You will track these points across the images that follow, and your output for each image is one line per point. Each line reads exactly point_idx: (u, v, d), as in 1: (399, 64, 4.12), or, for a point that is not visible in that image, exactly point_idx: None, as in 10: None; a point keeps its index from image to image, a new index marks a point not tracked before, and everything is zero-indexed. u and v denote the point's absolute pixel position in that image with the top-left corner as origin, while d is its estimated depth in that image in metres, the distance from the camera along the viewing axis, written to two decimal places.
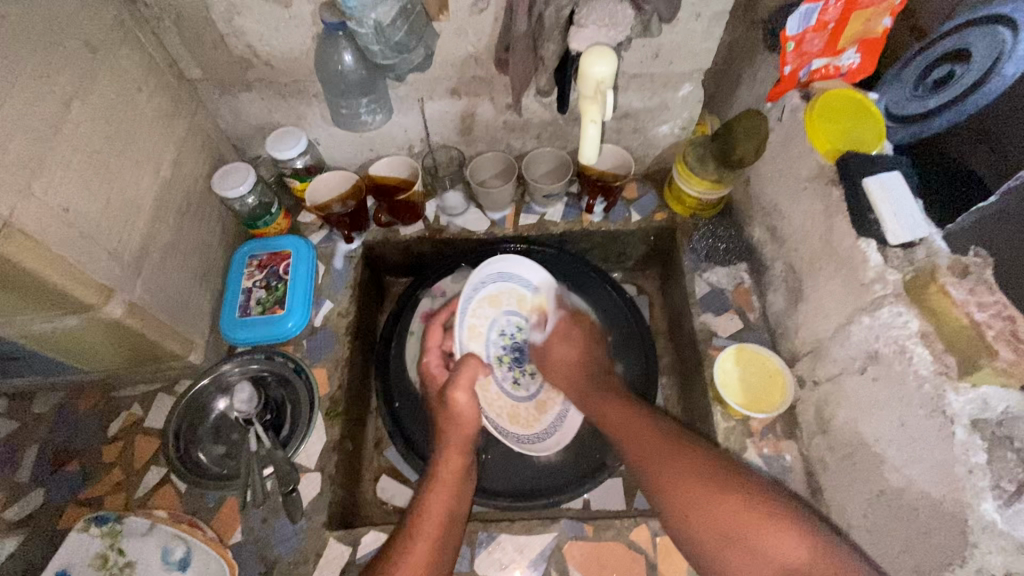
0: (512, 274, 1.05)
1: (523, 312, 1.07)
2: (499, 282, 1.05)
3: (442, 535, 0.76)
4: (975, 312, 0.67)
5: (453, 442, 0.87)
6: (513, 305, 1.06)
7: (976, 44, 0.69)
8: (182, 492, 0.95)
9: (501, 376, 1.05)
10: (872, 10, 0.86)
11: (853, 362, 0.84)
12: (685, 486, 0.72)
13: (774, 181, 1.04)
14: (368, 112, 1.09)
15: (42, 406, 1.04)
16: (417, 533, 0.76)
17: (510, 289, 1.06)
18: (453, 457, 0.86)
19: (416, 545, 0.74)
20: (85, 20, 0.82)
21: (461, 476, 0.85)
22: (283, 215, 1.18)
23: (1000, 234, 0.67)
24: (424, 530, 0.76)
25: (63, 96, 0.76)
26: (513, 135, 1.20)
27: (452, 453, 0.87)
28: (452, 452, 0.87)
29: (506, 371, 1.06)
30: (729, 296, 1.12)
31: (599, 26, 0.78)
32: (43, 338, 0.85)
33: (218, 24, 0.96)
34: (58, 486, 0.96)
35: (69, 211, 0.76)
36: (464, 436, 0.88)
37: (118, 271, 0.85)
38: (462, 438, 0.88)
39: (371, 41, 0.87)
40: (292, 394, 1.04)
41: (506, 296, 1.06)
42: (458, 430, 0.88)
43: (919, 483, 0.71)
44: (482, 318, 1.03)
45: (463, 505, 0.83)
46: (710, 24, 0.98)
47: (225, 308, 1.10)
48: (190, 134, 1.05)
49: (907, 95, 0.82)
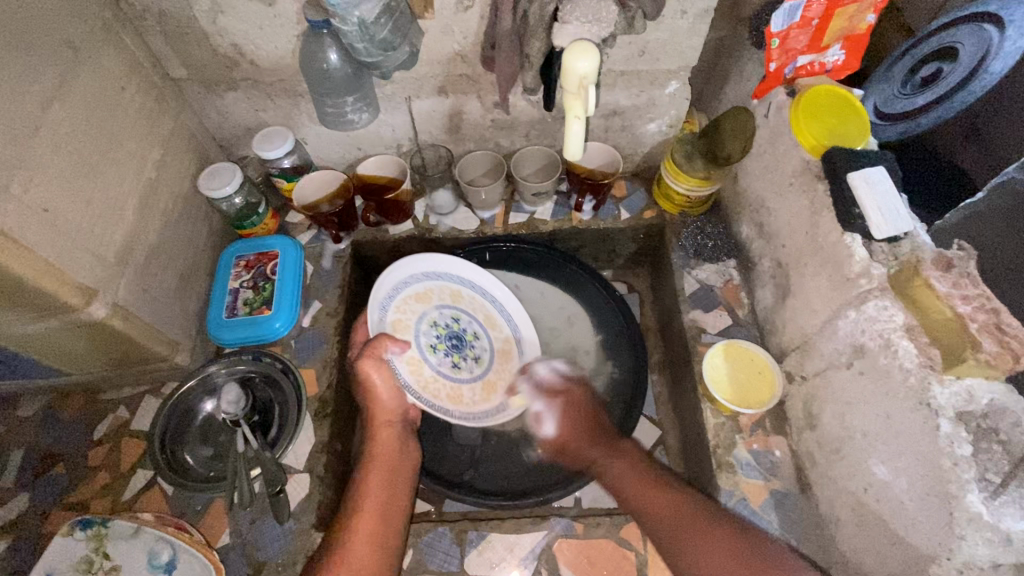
0: (444, 272, 1.02)
1: (460, 305, 1.04)
2: (428, 280, 1.00)
3: (383, 509, 0.80)
4: (959, 305, 0.68)
5: (380, 419, 0.89)
6: (446, 300, 1.03)
7: (965, 42, 0.80)
8: (169, 495, 0.95)
9: (437, 363, 1.00)
10: (855, 7, 0.90)
11: (839, 356, 0.85)
12: (673, 521, 0.75)
13: (761, 178, 1.04)
14: (354, 111, 1.09)
15: (27, 409, 1.03)
16: (357, 511, 0.79)
17: (443, 285, 1.03)
18: (381, 433, 0.89)
19: (353, 537, 0.76)
20: (66, 19, 0.81)
21: (393, 449, 0.88)
22: (270, 216, 1.17)
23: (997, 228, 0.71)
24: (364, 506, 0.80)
25: (44, 94, 0.76)
26: (501, 134, 1.20)
27: (381, 427, 0.89)
28: (379, 427, 0.89)
29: (442, 359, 1.01)
30: (718, 293, 1.12)
31: (583, 22, 0.77)
32: (26, 340, 0.84)
33: (202, 23, 0.96)
34: (44, 490, 0.95)
35: (50, 210, 0.75)
36: (387, 413, 0.90)
37: (101, 271, 0.84)
38: (386, 412, 0.90)
39: (355, 39, 0.86)
40: (280, 395, 1.03)
41: (439, 292, 1.02)
42: (381, 406, 0.90)
43: (904, 477, 0.72)
44: (410, 313, 0.98)
45: (403, 475, 0.87)
46: (696, 21, 0.99)
47: (212, 308, 1.09)
48: (175, 133, 1.04)
49: (895, 92, 0.91)
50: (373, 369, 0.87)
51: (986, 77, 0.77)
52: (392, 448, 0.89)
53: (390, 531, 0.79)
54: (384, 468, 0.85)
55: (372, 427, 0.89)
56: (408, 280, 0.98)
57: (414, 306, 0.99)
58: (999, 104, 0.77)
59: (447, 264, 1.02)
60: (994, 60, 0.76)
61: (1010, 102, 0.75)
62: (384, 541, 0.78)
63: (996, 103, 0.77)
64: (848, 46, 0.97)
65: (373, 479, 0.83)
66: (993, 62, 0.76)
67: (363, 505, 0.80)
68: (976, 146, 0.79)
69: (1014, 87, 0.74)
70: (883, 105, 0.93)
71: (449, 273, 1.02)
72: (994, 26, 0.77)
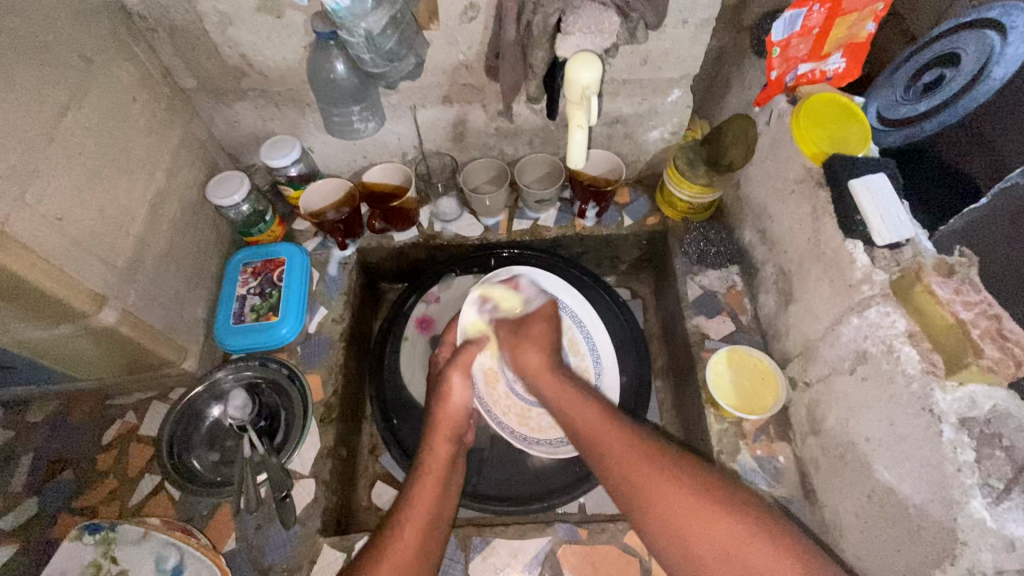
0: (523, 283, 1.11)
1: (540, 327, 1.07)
2: (506, 290, 1.07)
3: (428, 523, 0.80)
4: (961, 311, 0.69)
5: (438, 432, 0.91)
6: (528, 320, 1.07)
7: (967, 48, 0.80)
8: (176, 499, 0.95)
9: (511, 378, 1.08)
10: (856, 15, 0.89)
11: (842, 362, 0.85)
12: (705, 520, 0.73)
13: (763, 185, 1.05)
14: (360, 120, 1.08)
15: (36, 415, 1.04)
16: (404, 519, 0.79)
17: (523, 301, 1.08)
18: (439, 447, 0.90)
19: (401, 540, 0.77)
20: (80, 32, 0.83)
21: (444, 467, 0.88)
22: (277, 223, 1.18)
23: (995, 237, 0.71)
24: (411, 515, 0.80)
25: (57, 106, 0.77)
26: (504, 142, 1.21)
27: (438, 442, 0.90)
28: (438, 442, 0.90)
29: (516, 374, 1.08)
30: (721, 299, 1.12)
31: (586, 33, 0.79)
32: (38, 346, 0.85)
33: (211, 35, 0.98)
34: (53, 495, 0.96)
35: (62, 218, 0.77)
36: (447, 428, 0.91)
37: (111, 278, 0.85)
38: (445, 427, 0.92)
39: (362, 50, 0.88)
40: (286, 400, 1.04)
41: (511, 306, 1.06)
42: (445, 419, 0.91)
43: (908, 482, 0.72)
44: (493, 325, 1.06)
45: (449, 494, 0.87)
46: (697, 30, 1.00)
47: (220, 314, 1.10)
48: (184, 142, 1.06)
49: (898, 99, 0.92)
50: (457, 381, 0.95)
51: (988, 83, 0.78)
52: (445, 460, 0.89)
53: (429, 547, 0.78)
54: (434, 482, 0.85)
55: (430, 440, 0.90)
56: (491, 291, 1.07)
57: (497, 320, 1.07)
58: (1004, 109, 0.77)
59: (533, 280, 1.16)
60: (997, 67, 0.77)
61: (1013, 109, 0.76)
62: (429, 549, 0.78)
63: (998, 109, 0.77)
64: (849, 53, 0.97)
65: (423, 492, 0.83)
66: (994, 68, 0.77)
67: (414, 512, 0.80)
68: (978, 150, 0.80)
69: (1015, 94, 0.75)
70: (887, 110, 0.94)
71: (523, 284, 1.08)
72: (995, 32, 0.77)
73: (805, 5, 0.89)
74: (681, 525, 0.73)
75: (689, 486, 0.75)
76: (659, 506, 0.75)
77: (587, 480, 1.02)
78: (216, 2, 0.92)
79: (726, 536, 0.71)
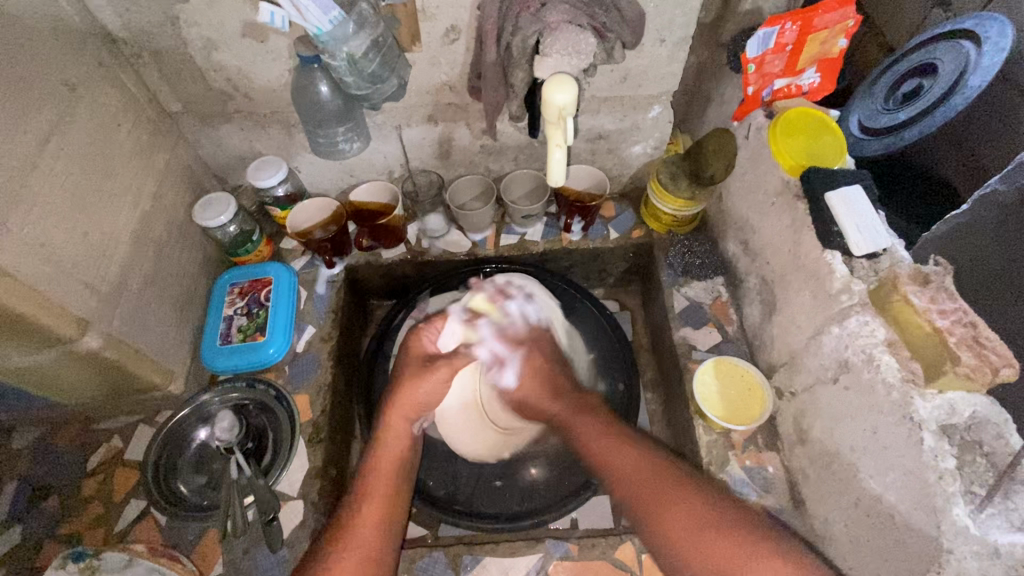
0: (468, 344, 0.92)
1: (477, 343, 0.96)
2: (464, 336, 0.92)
3: (382, 524, 0.74)
4: (937, 319, 0.70)
5: (400, 408, 0.81)
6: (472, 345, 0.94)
7: (944, 58, 0.82)
8: (162, 525, 0.94)
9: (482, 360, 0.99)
10: (827, 32, 0.92)
11: (826, 372, 0.86)
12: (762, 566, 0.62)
13: (744, 198, 1.07)
14: (345, 140, 1.08)
15: (20, 441, 1.03)
16: (358, 513, 0.74)
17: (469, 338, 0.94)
18: (395, 426, 0.82)
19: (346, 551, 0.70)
20: (63, 59, 0.84)
21: (401, 450, 0.81)
22: (264, 243, 1.19)
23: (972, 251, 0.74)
24: (367, 503, 0.75)
25: (41, 133, 0.78)
26: (490, 159, 1.23)
27: (396, 408, 0.82)
28: (394, 420, 0.82)
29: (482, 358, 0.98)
30: (707, 310, 1.14)
31: (564, 54, 0.80)
32: (21, 373, 0.85)
33: (196, 59, 0.99)
34: (35, 523, 0.94)
35: (46, 244, 0.77)
36: (410, 406, 0.82)
37: (95, 302, 0.85)
38: (412, 407, 0.82)
39: (345, 73, 0.89)
40: (273, 420, 1.04)
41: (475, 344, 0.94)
42: (406, 397, 0.82)
43: (893, 491, 0.72)
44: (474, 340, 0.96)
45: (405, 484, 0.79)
46: (675, 48, 1.02)
47: (206, 336, 1.10)
48: (170, 165, 1.07)
49: (879, 109, 0.92)
50: (442, 371, 0.83)
51: (964, 92, 0.78)
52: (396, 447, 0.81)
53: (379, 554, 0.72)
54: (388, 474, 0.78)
55: (387, 415, 0.81)
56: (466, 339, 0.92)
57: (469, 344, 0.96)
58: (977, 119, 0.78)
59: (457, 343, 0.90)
60: (973, 75, 0.77)
61: None
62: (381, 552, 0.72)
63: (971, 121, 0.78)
64: (823, 68, 1.00)
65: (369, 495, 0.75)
66: (971, 77, 0.77)
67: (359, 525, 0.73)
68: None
69: None
70: (868, 119, 0.93)
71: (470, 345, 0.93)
72: (970, 42, 0.79)
73: (777, 24, 0.91)
74: (681, 537, 0.67)
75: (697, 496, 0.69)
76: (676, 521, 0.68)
77: (577, 495, 1.01)
78: (201, 28, 0.93)
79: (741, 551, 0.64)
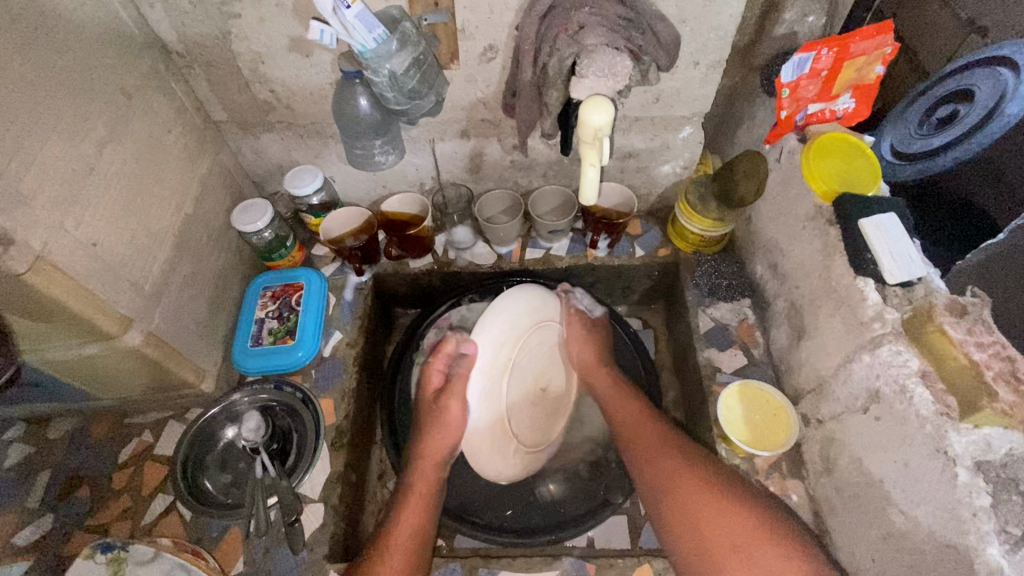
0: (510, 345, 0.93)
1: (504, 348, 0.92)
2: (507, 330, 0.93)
3: (413, 545, 0.83)
4: (974, 352, 0.69)
5: (430, 455, 0.92)
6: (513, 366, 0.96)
7: (980, 84, 0.82)
8: (187, 520, 0.97)
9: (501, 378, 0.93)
10: (864, 58, 0.92)
11: (856, 401, 0.84)
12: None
13: (774, 220, 1.06)
14: (382, 152, 1.11)
15: (56, 431, 1.06)
16: (392, 541, 0.83)
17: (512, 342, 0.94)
18: (425, 467, 0.92)
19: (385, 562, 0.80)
20: (122, 70, 0.89)
21: (432, 485, 0.91)
22: (297, 249, 1.22)
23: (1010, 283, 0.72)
24: (410, 505, 0.88)
25: (98, 138, 0.82)
26: (519, 174, 1.25)
27: (426, 460, 0.92)
28: (423, 465, 0.92)
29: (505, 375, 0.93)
30: (733, 332, 1.13)
31: (599, 77, 0.81)
32: (66, 365, 0.89)
33: (244, 72, 1.03)
34: (67, 512, 0.97)
35: (97, 243, 0.80)
36: (438, 453, 0.92)
37: (138, 300, 0.88)
38: (438, 451, 0.92)
39: (385, 89, 0.92)
40: (298, 423, 1.06)
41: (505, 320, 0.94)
42: (439, 437, 0.92)
43: (923, 527, 0.70)
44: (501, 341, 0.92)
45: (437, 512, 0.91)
46: (708, 71, 1.03)
47: (238, 337, 1.13)
48: (213, 171, 1.11)
49: (912, 133, 0.92)
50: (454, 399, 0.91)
51: (1002, 119, 0.78)
52: (431, 480, 0.92)
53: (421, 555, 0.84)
54: (421, 504, 0.89)
55: (418, 458, 0.92)
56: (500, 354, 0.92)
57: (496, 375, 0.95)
58: (1019, 144, 0.76)
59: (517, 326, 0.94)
60: (1011, 102, 0.77)
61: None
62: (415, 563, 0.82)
63: (1015, 143, 0.77)
64: (859, 94, 1.00)
65: (408, 513, 0.87)
66: (1009, 104, 0.77)
67: (398, 534, 0.84)
68: (990, 185, 0.80)
69: None
70: (901, 143, 0.93)
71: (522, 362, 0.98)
72: (1009, 69, 0.79)
73: (813, 49, 0.92)
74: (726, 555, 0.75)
75: (703, 480, 0.82)
76: (683, 504, 0.81)
77: (595, 513, 1.01)
78: (250, 43, 0.98)
79: (740, 531, 0.76)
